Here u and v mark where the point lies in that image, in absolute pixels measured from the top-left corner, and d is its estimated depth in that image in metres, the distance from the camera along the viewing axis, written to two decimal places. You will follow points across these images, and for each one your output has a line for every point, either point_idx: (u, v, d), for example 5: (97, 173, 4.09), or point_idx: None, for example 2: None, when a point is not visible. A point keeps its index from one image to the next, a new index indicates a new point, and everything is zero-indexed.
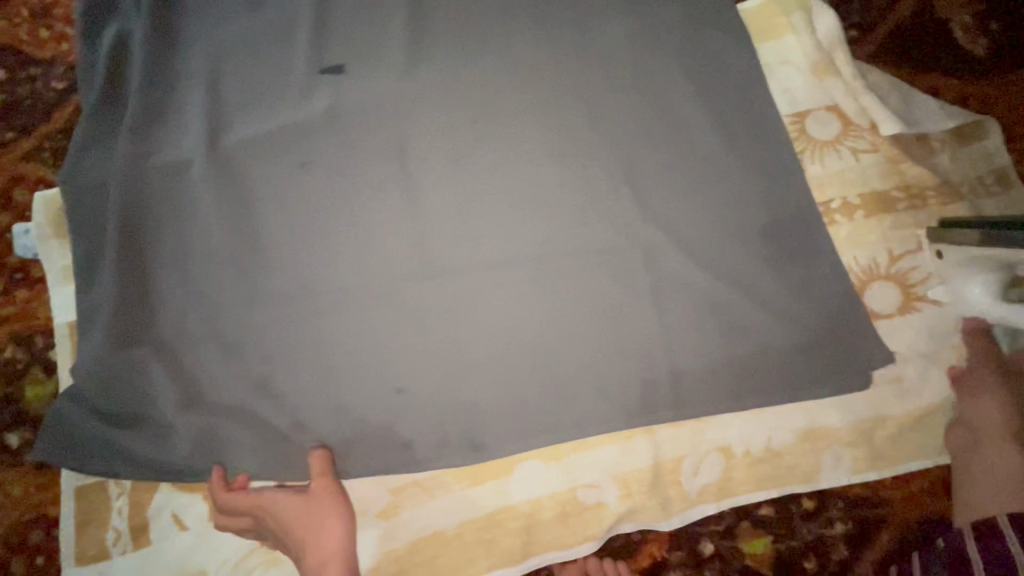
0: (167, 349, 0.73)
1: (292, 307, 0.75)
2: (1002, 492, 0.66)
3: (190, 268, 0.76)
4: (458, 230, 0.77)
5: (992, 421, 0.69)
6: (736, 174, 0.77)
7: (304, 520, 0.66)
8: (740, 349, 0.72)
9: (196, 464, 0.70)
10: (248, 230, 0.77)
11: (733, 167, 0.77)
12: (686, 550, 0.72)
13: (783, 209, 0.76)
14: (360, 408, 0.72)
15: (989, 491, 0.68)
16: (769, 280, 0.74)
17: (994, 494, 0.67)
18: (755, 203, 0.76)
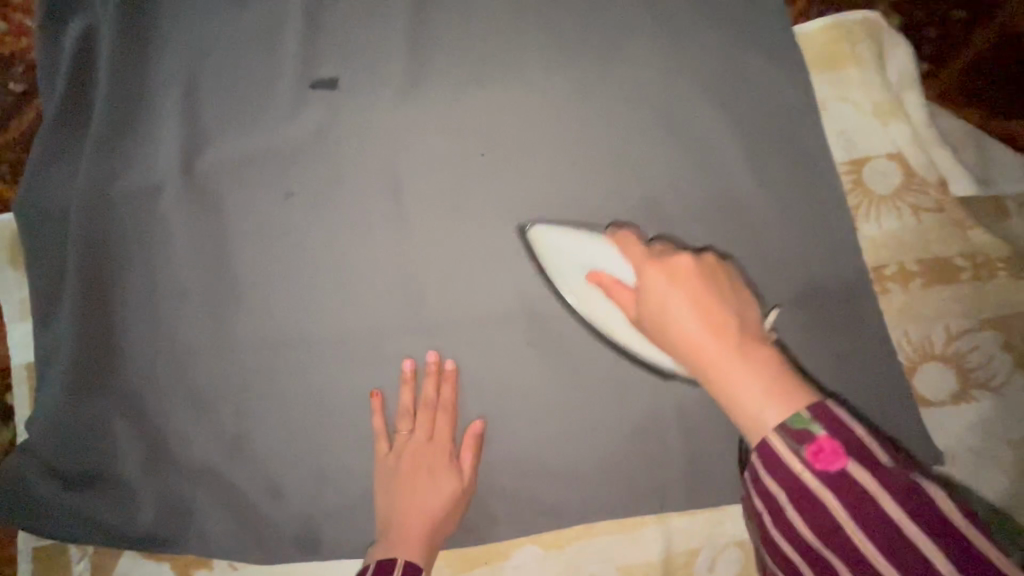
0: (133, 400, 0.66)
1: (271, 359, 0.67)
2: (747, 422, 0.44)
3: (158, 310, 0.68)
4: (458, 280, 0.68)
5: (698, 341, 0.47)
6: (778, 231, 0.68)
7: (436, 491, 0.63)
8: None
9: (163, 530, 0.64)
10: (224, 267, 0.69)
11: (776, 223, 0.68)
12: None
13: (828, 274, 0.67)
14: (341, 478, 0.65)
15: (760, 385, 0.44)
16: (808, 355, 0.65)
17: (763, 390, 0.43)
18: (798, 266, 0.67)
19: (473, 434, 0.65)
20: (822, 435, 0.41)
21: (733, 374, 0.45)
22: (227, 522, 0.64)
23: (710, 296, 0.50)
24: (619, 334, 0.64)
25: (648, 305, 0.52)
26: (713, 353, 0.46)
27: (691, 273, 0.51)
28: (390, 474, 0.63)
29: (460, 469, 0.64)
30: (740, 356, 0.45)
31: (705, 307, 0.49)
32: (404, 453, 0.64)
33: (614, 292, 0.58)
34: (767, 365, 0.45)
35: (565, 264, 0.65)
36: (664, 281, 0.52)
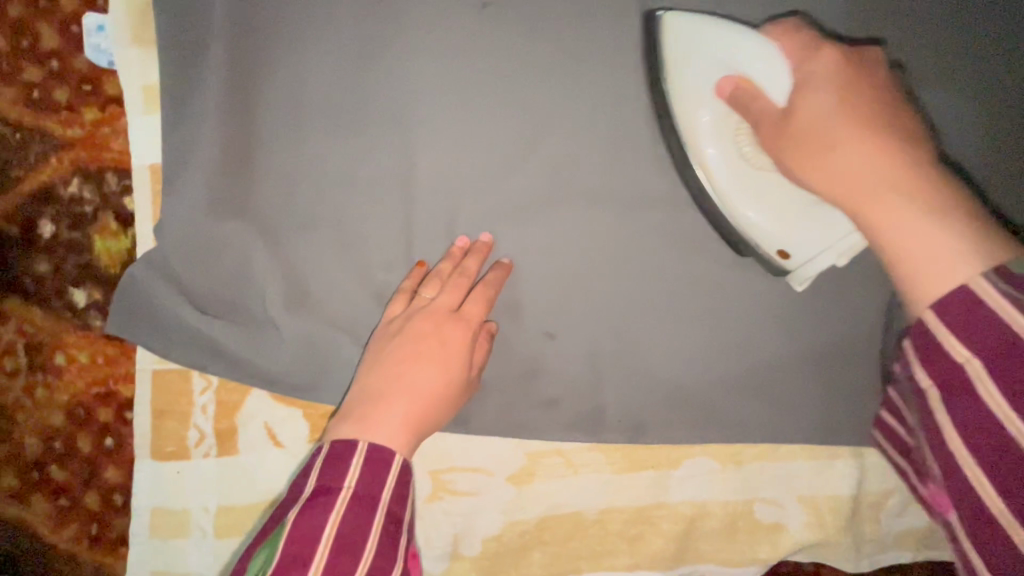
0: (274, 225, 0.56)
1: (437, 203, 0.57)
2: (933, 268, 0.36)
3: (307, 125, 0.57)
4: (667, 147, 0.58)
5: (881, 171, 0.40)
6: None
7: (431, 371, 0.51)
8: None
9: (302, 374, 0.57)
10: (391, 84, 0.57)
11: None
12: None
13: None
14: (500, 350, 0.57)
15: (912, 210, 0.38)
16: None
17: (924, 214, 0.37)
18: None
19: (458, 314, 0.54)
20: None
21: (898, 217, 0.38)
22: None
23: (845, 111, 0.43)
24: (713, 171, 0.53)
25: (784, 143, 0.45)
26: (861, 187, 0.40)
27: (864, 118, 0.43)
28: (387, 339, 0.53)
29: (470, 366, 0.53)
30: (925, 172, 0.40)
31: (863, 115, 0.43)
32: (408, 323, 0.53)
33: (752, 109, 0.49)
34: (937, 185, 0.39)
35: (693, 53, 0.52)
36: (827, 115, 0.43)
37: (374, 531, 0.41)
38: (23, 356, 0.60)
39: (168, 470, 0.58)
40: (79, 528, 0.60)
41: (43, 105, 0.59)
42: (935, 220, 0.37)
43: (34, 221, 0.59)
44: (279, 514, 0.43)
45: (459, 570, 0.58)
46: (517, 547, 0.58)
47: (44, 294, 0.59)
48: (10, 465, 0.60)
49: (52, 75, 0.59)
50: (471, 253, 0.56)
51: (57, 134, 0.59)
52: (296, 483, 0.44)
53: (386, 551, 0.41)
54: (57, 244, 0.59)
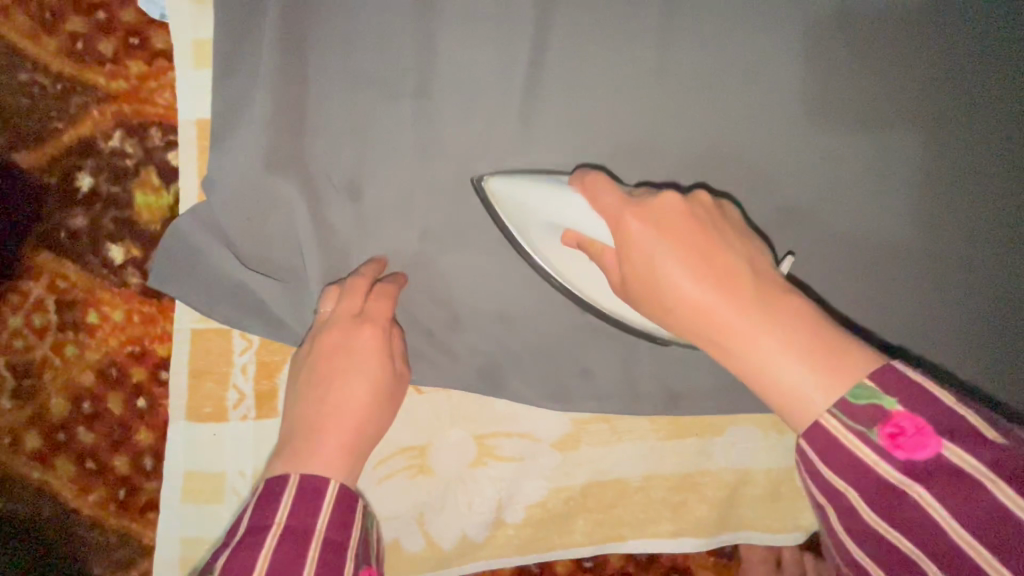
0: (324, 184, 0.55)
1: (485, 164, 0.56)
2: (792, 402, 0.33)
3: (356, 82, 0.55)
4: (746, 101, 0.53)
5: (728, 321, 0.35)
6: None
7: (351, 385, 0.49)
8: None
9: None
10: (440, 41, 0.55)
11: None
12: None
13: None
14: (552, 316, 0.56)
15: (793, 352, 0.33)
16: None
17: (774, 348, 0.33)
18: None
19: (365, 316, 0.51)
20: (898, 412, 0.31)
21: (762, 353, 0.34)
22: (418, 341, 0.56)
23: (676, 249, 0.37)
24: (591, 289, 0.52)
25: (629, 286, 0.40)
26: (725, 327, 0.35)
27: (688, 247, 0.37)
28: (303, 361, 0.51)
29: (391, 357, 0.52)
30: (767, 314, 0.34)
31: (717, 276, 0.36)
32: (316, 341, 0.51)
33: (598, 255, 0.46)
34: (815, 328, 0.34)
35: (517, 211, 0.51)
36: (655, 233, 0.38)
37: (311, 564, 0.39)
38: (53, 314, 0.58)
39: (204, 433, 0.57)
40: (105, 493, 0.58)
41: (87, 56, 0.58)
42: (796, 370, 0.33)
43: (71, 174, 0.58)
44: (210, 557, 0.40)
45: (502, 536, 0.58)
46: (560, 512, 0.58)
47: (78, 249, 0.58)
48: (34, 425, 0.58)
49: (99, 27, 0.58)
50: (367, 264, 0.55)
51: (102, 86, 0.58)
52: (235, 523, 0.42)
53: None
54: (95, 198, 0.58)
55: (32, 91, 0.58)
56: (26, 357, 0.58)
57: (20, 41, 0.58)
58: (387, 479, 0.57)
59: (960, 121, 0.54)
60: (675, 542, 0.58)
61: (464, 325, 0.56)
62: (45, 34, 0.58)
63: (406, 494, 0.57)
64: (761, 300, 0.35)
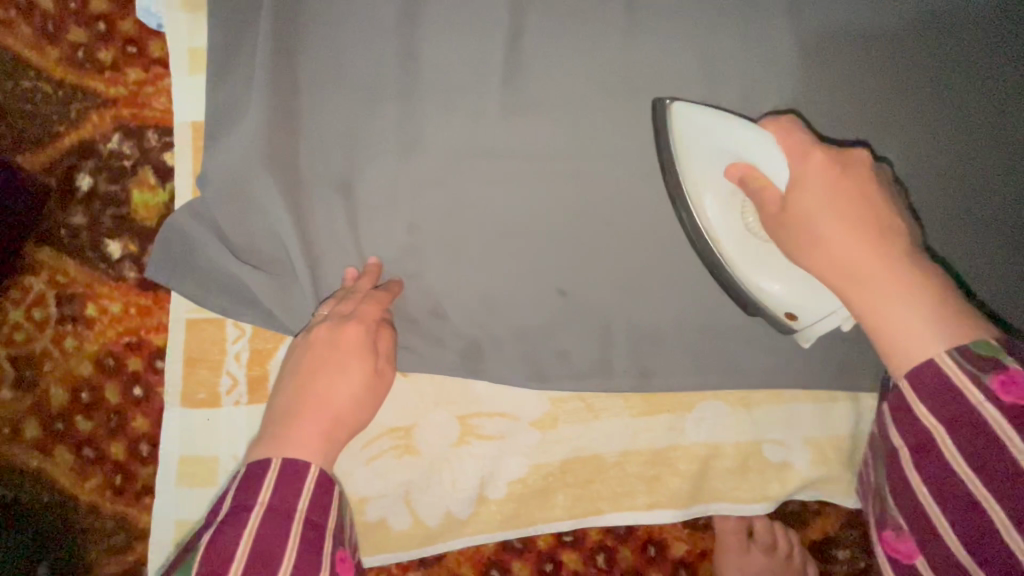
0: (312, 181, 0.59)
1: (463, 160, 0.59)
2: (908, 339, 0.39)
3: (343, 86, 0.59)
4: (704, 97, 0.57)
5: (879, 267, 0.40)
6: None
7: (334, 379, 0.50)
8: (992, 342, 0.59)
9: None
10: (423, 48, 0.59)
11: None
12: (861, 533, 0.65)
13: None
14: (529, 301, 0.59)
15: (919, 309, 0.39)
16: None
17: (907, 303, 0.39)
18: None
19: (355, 315, 0.53)
20: (1015, 367, 0.37)
21: (897, 292, 0.40)
22: (401, 327, 0.59)
23: (850, 200, 0.42)
24: (714, 229, 0.52)
25: (786, 225, 0.44)
26: (869, 269, 0.41)
27: (843, 196, 0.42)
28: (291, 360, 0.53)
29: (376, 355, 0.53)
30: (913, 267, 0.40)
31: (883, 225, 0.42)
32: (305, 338, 0.53)
33: (756, 194, 0.47)
34: (943, 290, 0.40)
35: (685, 142, 0.52)
36: (824, 181, 0.43)
37: (292, 542, 0.40)
38: (52, 307, 0.60)
39: (198, 418, 0.59)
40: (102, 480, 0.60)
41: (87, 64, 0.62)
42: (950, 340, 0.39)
43: (72, 175, 0.61)
44: (198, 534, 0.41)
45: (485, 512, 0.61)
46: (541, 488, 0.61)
47: (78, 245, 0.61)
48: (33, 415, 0.60)
49: (99, 37, 0.62)
50: (363, 275, 0.58)
51: (101, 92, 0.62)
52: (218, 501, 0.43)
53: (307, 563, 0.39)
54: (94, 197, 0.61)
55: (34, 97, 0.61)
56: (26, 350, 0.60)
57: (25, 51, 0.62)
58: (375, 459, 0.60)
59: (939, 117, 0.57)
60: (650, 514, 0.61)
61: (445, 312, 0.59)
62: (47, 44, 0.62)
63: (393, 474, 0.60)
64: (925, 262, 0.41)
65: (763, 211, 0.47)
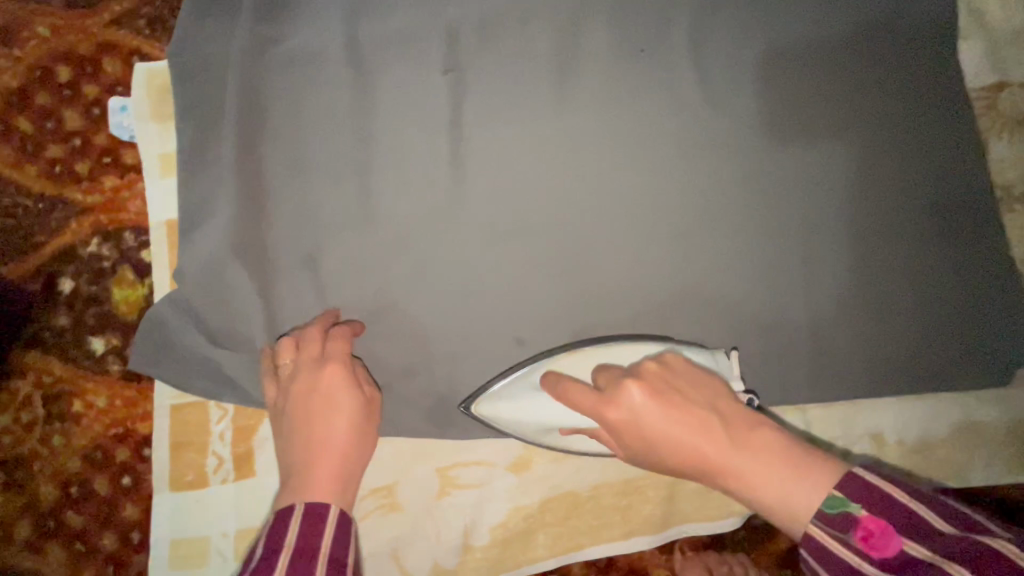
0: (282, 264, 0.64)
1: (422, 233, 0.67)
2: (777, 512, 0.45)
3: (307, 177, 0.66)
4: (615, 169, 0.70)
5: (722, 463, 0.47)
6: (906, 197, 0.71)
7: (333, 421, 0.54)
8: (884, 341, 0.69)
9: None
10: (375, 138, 0.67)
11: (896, 176, 0.72)
12: None
13: (946, 208, 0.71)
14: (496, 354, 0.66)
15: (773, 476, 0.45)
16: (932, 267, 0.70)
17: (761, 472, 0.46)
18: (912, 203, 0.71)
19: (326, 355, 0.58)
20: (864, 516, 0.43)
21: (749, 486, 0.46)
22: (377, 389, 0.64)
23: (662, 425, 0.50)
24: (593, 446, 0.60)
25: (641, 453, 0.52)
26: (724, 474, 0.47)
27: (667, 423, 0.49)
28: (281, 416, 0.57)
29: (357, 384, 0.57)
30: (747, 453, 0.47)
31: (699, 429, 0.49)
32: (286, 394, 0.57)
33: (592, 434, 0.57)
34: (780, 452, 0.46)
35: (507, 416, 0.60)
36: (630, 418, 0.51)
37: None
38: (39, 407, 0.63)
39: (187, 500, 0.62)
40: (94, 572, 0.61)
41: (64, 177, 0.67)
42: (807, 483, 0.44)
43: (54, 280, 0.65)
44: None
45: (470, 560, 0.63)
46: (522, 530, 0.64)
47: (62, 345, 0.64)
48: (24, 515, 0.62)
49: (76, 150, 0.67)
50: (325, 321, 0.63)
51: (79, 201, 0.67)
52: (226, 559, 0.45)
53: None
54: (77, 298, 0.65)
55: (16, 211, 0.66)
56: (15, 451, 0.62)
57: (5, 169, 0.66)
58: (360, 520, 0.63)
59: (786, 174, 0.71)
60: (628, 543, 0.64)
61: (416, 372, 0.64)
62: (27, 161, 0.67)
63: (380, 532, 0.63)
64: (750, 437, 0.47)
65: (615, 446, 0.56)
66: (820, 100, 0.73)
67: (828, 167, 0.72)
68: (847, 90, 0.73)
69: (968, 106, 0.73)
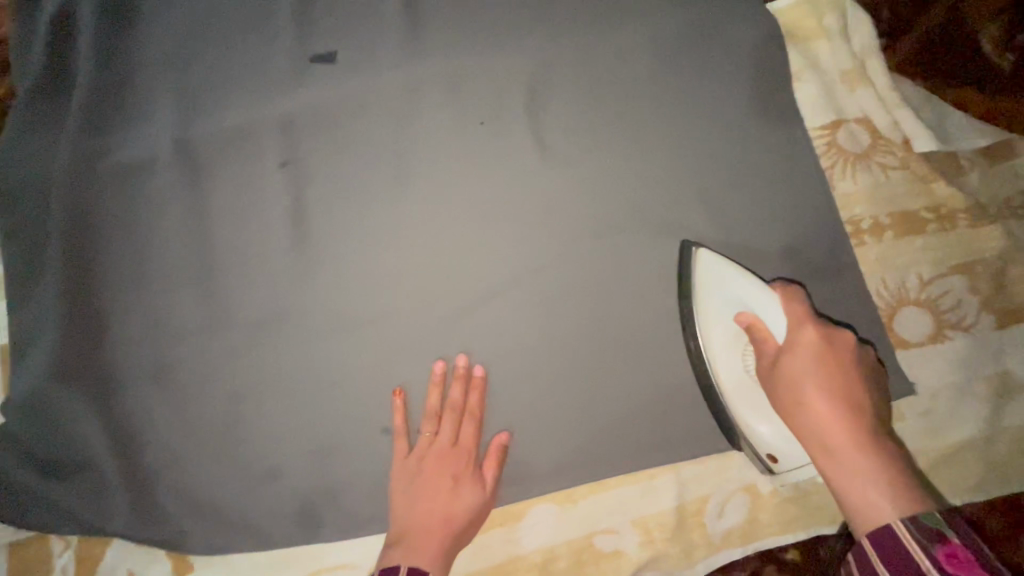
0: (124, 381, 0.63)
1: (269, 332, 0.65)
2: (863, 506, 0.53)
3: (145, 288, 0.65)
4: (466, 243, 0.69)
5: (846, 441, 0.55)
6: (759, 242, 0.72)
7: (451, 502, 0.62)
8: None
9: (166, 514, 0.62)
10: (211, 240, 0.66)
11: (747, 222, 0.72)
12: None
13: (798, 250, 0.72)
14: (360, 447, 0.65)
15: (877, 480, 0.53)
16: None
17: (869, 471, 0.53)
18: (765, 247, 0.72)
19: (462, 446, 0.64)
20: (956, 542, 0.47)
21: (853, 466, 0.54)
22: (235, 497, 0.63)
23: (844, 385, 0.57)
24: (720, 365, 0.63)
25: (774, 383, 0.59)
26: (839, 450, 0.55)
27: (821, 368, 0.57)
28: (406, 482, 0.63)
29: (478, 470, 0.64)
30: (872, 450, 0.54)
31: (846, 404, 0.56)
32: (421, 462, 0.63)
33: (759, 340, 0.61)
34: (897, 471, 0.53)
35: (721, 285, 0.64)
36: (818, 356, 0.58)
37: None
38: None
39: None
40: None
41: None
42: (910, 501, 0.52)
43: None
44: None
45: None
46: None
47: None
48: None
49: None
50: (440, 376, 0.65)
51: None
52: None
53: None
54: None
55: None
56: None
57: None
58: None
59: (641, 229, 0.71)
60: None
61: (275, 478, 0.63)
62: None
63: None
64: (882, 439, 0.55)
65: (761, 362, 0.61)
66: (668, 153, 0.73)
67: (681, 220, 0.72)
68: (692, 141, 0.74)
69: (810, 146, 0.74)
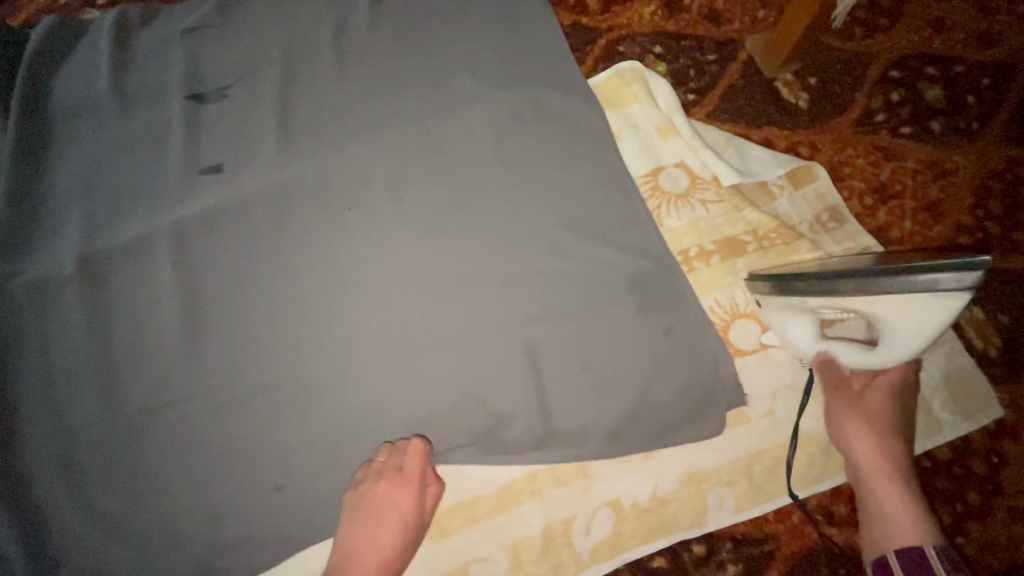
0: (38, 473, 0.72)
1: (164, 413, 0.74)
2: (896, 530, 0.68)
3: (54, 389, 0.74)
4: (337, 311, 0.77)
5: (877, 471, 0.71)
6: (605, 274, 0.79)
7: (390, 525, 0.70)
8: (613, 411, 0.74)
9: None
10: (112, 338, 0.76)
11: (591, 258, 0.80)
12: None
13: (639, 277, 0.79)
14: (256, 506, 0.72)
15: (903, 508, 0.68)
16: (636, 333, 0.77)
17: (898, 501, 0.69)
18: (610, 279, 0.79)
19: (406, 475, 0.70)
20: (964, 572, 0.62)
21: (883, 492, 0.70)
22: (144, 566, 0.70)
23: (889, 436, 0.71)
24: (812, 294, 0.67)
25: (837, 408, 0.74)
26: (872, 480, 0.71)
27: (875, 418, 0.72)
28: (359, 503, 0.71)
29: (422, 508, 0.72)
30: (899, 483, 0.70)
31: (885, 446, 0.71)
32: (370, 485, 0.70)
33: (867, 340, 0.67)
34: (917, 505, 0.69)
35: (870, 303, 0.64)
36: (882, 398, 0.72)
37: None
38: None
39: None
40: None
41: None
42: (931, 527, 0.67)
43: None
44: None
45: None
46: None
47: None
48: None
49: None
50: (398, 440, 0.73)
51: None
52: None
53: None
54: None
55: None
56: None
57: None
58: None
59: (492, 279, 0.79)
60: None
61: (178, 545, 0.71)
62: None
63: None
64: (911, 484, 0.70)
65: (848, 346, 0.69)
66: (511, 207, 0.83)
67: (527, 265, 0.80)
68: (533, 195, 0.83)
69: (637, 189, 0.85)
